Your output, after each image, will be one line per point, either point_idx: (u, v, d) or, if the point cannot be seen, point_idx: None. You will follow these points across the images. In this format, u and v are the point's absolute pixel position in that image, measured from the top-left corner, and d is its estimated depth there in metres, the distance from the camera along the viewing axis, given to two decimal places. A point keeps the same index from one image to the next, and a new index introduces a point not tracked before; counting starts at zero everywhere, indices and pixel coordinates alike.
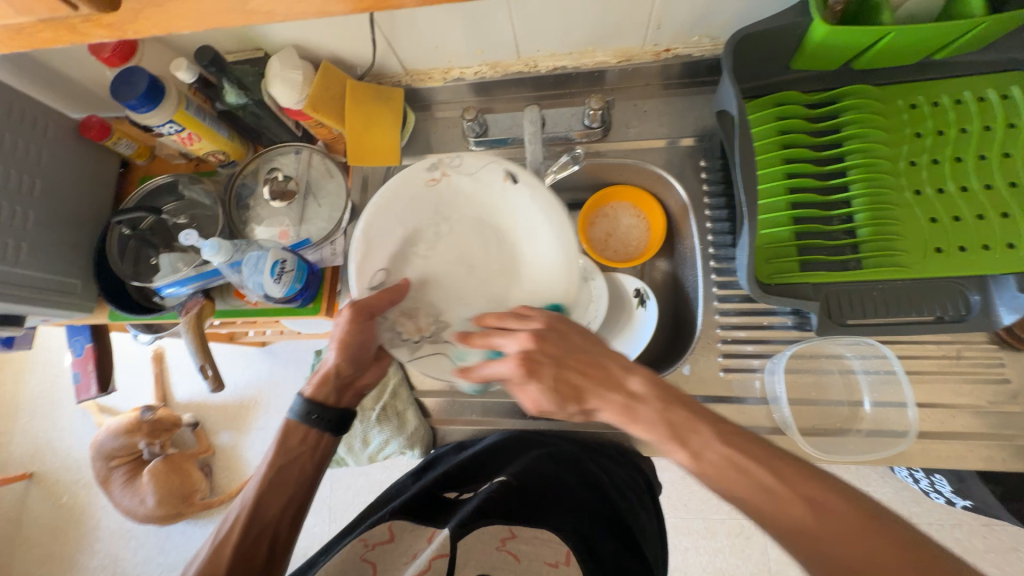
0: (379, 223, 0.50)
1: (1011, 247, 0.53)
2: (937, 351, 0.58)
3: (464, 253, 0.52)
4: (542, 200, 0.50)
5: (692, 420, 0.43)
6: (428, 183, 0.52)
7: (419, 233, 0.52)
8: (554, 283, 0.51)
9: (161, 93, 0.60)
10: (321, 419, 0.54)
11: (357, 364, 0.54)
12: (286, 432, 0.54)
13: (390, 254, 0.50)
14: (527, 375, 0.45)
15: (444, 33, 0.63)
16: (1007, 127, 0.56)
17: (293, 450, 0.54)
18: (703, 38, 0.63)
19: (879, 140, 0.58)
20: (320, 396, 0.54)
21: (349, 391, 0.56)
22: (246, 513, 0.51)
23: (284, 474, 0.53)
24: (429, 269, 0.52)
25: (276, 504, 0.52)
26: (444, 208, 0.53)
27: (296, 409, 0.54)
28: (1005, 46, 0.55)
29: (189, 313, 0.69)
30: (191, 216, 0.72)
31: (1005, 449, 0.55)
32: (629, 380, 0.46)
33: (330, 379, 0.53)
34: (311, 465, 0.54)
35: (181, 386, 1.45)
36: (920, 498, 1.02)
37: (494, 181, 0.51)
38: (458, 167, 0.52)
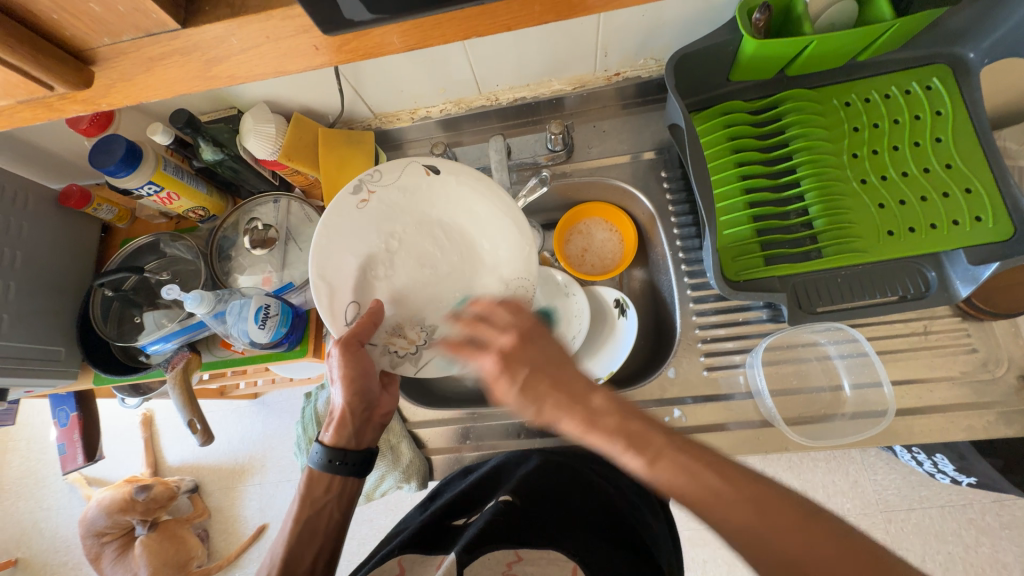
0: (331, 263, 0.52)
1: (956, 224, 0.56)
2: (906, 329, 0.60)
3: (421, 257, 0.56)
4: (466, 178, 0.56)
5: (647, 432, 0.42)
6: (358, 206, 0.54)
7: (373, 258, 0.55)
8: (514, 250, 0.56)
9: (138, 158, 0.63)
10: (344, 462, 0.53)
11: (366, 396, 0.54)
12: (310, 482, 0.54)
13: (354, 287, 0.53)
14: (502, 372, 0.47)
15: (407, 77, 0.66)
16: (934, 115, 0.60)
17: (319, 501, 0.53)
18: (649, 60, 0.68)
19: (821, 137, 0.62)
20: (340, 442, 0.54)
21: (368, 427, 0.56)
22: (277, 572, 0.50)
23: (311, 526, 0.52)
24: (395, 286, 0.55)
25: (307, 556, 0.52)
26: (384, 223, 0.55)
27: (318, 460, 0.53)
28: (922, 44, 0.60)
29: (175, 368, 0.69)
30: (173, 271, 0.73)
31: (986, 417, 0.56)
32: (593, 396, 0.45)
33: (345, 421, 0.53)
34: (339, 511, 0.54)
35: (173, 449, 1.41)
36: (928, 481, 1.02)
37: (416, 180, 0.56)
38: (379, 180, 0.54)
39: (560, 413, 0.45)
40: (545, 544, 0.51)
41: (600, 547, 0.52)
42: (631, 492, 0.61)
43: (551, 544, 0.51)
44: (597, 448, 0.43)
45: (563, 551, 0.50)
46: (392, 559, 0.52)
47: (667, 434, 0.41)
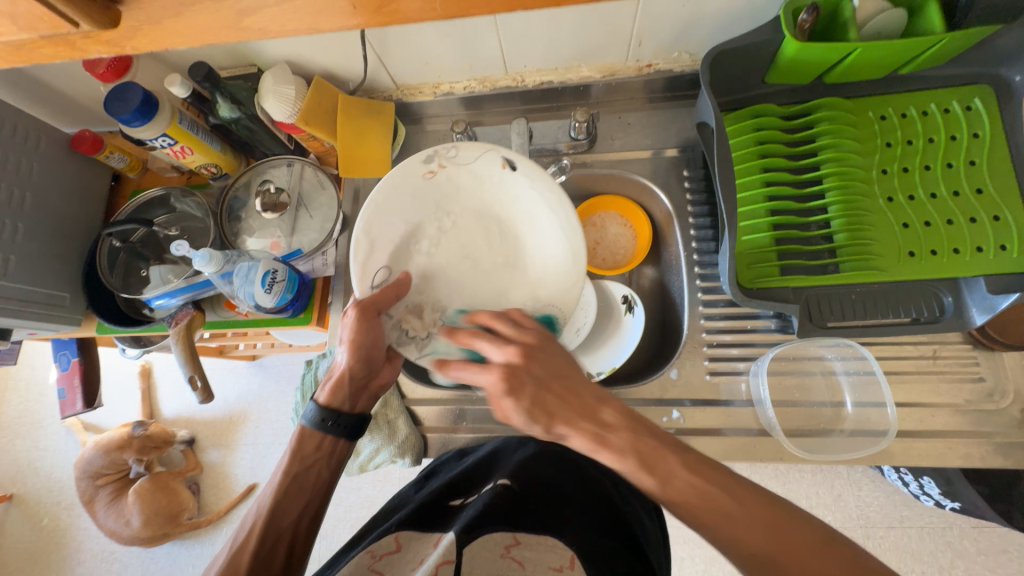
0: (380, 221, 0.52)
1: (980, 251, 0.55)
2: (915, 352, 0.59)
3: (467, 246, 0.57)
4: (540, 185, 0.54)
5: (659, 450, 0.42)
6: (425, 176, 0.55)
7: (421, 229, 0.56)
8: (560, 269, 0.55)
9: (154, 108, 0.61)
10: (336, 424, 0.53)
11: (369, 364, 0.53)
12: (300, 439, 0.53)
13: (391, 253, 0.53)
14: (506, 391, 0.44)
15: (434, 49, 0.65)
16: (971, 136, 0.59)
17: (308, 457, 0.53)
18: (683, 54, 0.66)
19: (852, 149, 0.60)
20: (335, 403, 0.54)
21: (365, 393, 0.56)
22: (262, 522, 0.49)
23: (299, 481, 0.52)
24: (432, 264, 0.56)
25: (293, 510, 0.51)
26: (444, 202, 0.57)
27: (310, 418, 0.53)
28: (968, 61, 0.58)
29: (178, 324, 0.69)
30: (182, 228, 0.72)
31: (984, 446, 0.56)
32: (603, 410, 0.44)
33: (344, 383, 0.53)
34: (328, 471, 0.54)
35: (169, 402, 1.43)
36: (911, 502, 1.03)
37: (490, 170, 0.56)
38: (454, 158, 0.55)
39: (569, 429, 0.44)
40: (542, 531, 0.50)
41: (597, 538, 0.51)
42: (624, 486, 0.62)
43: (549, 531, 0.51)
44: (609, 465, 0.43)
45: (563, 540, 0.50)
46: (389, 536, 0.52)
47: (680, 453, 0.42)
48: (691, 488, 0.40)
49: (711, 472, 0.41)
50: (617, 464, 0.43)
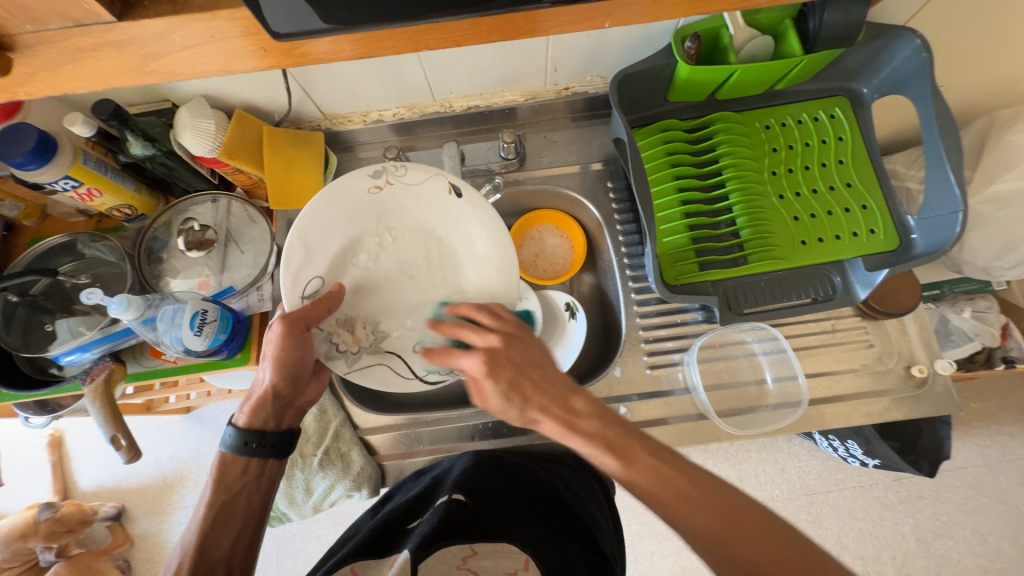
0: (318, 230, 0.53)
1: (855, 236, 0.65)
2: (817, 328, 0.68)
3: (406, 263, 0.58)
4: (481, 212, 0.57)
5: (625, 437, 0.46)
6: (371, 190, 0.56)
7: (361, 242, 0.56)
8: (497, 295, 0.57)
9: (53, 150, 0.57)
10: (261, 445, 0.50)
11: (295, 379, 0.52)
12: (222, 467, 0.50)
13: (327, 263, 0.54)
14: (488, 372, 0.47)
15: (360, 80, 0.66)
16: (837, 139, 0.69)
17: (234, 484, 0.50)
18: (596, 77, 0.72)
19: (746, 156, 0.69)
20: (257, 423, 0.51)
21: (289, 411, 0.53)
22: (188, 560, 0.46)
23: (227, 511, 0.49)
24: (368, 278, 0.56)
25: (224, 542, 0.48)
26: (387, 217, 0.57)
27: (230, 443, 0.50)
28: (826, 78, 0.69)
29: (94, 380, 0.63)
30: (93, 274, 0.67)
31: (881, 403, 0.64)
32: (573, 399, 0.47)
33: (266, 402, 0.51)
34: (258, 495, 0.51)
35: (86, 473, 1.27)
36: (842, 464, 1.14)
37: (434, 191, 0.58)
38: (401, 176, 0.57)
39: (541, 415, 0.47)
40: (498, 538, 0.51)
41: (553, 540, 0.53)
42: (575, 481, 0.64)
43: (503, 537, 0.52)
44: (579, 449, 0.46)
45: (518, 544, 0.51)
46: (345, 565, 0.50)
47: (641, 440, 0.45)
48: (654, 472, 0.44)
49: (672, 458, 0.45)
50: (585, 448, 0.46)
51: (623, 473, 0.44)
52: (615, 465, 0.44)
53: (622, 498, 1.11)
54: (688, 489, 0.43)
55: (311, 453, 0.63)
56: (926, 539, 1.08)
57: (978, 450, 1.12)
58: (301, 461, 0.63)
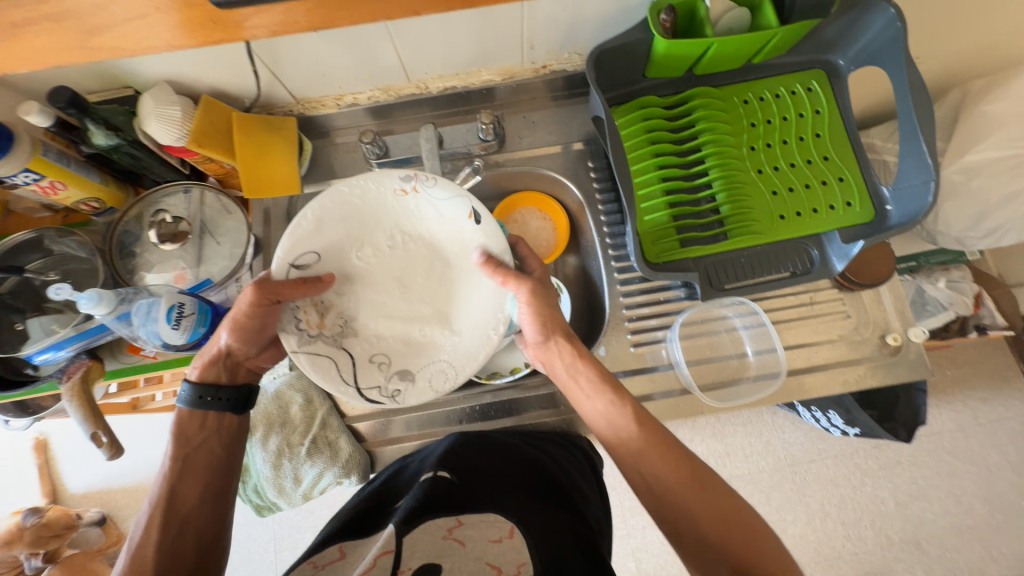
0: (330, 212, 0.54)
1: (832, 209, 0.65)
2: (797, 301, 0.69)
3: (402, 273, 0.58)
4: (495, 246, 0.56)
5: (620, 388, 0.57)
6: (396, 192, 0.56)
7: (369, 238, 0.57)
8: (479, 327, 0.57)
9: (8, 141, 0.55)
10: (216, 399, 0.55)
11: (251, 342, 0.56)
12: (181, 423, 0.54)
13: (327, 245, 0.55)
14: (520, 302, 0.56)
15: (330, 62, 0.64)
16: (815, 113, 0.69)
17: (194, 438, 0.54)
18: (573, 55, 0.71)
19: (725, 131, 0.69)
20: (208, 377, 0.55)
21: (241, 369, 0.58)
22: (159, 510, 0.50)
23: (191, 462, 0.53)
24: (364, 274, 0.57)
25: (192, 491, 0.53)
26: (403, 221, 0.58)
27: (185, 396, 0.54)
28: (803, 50, 0.68)
29: (70, 378, 0.62)
30: (63, 271, 0.65)
31: (858, 371, 0.66)
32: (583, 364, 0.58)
33: (220, 358, 0.55)
34: (220, 446, 0.56)
35: (74, 475, 1.26)
36: (824, 435, 1.17)
37: (456, 215, 0.57)
38: (429, 186, 0.56)
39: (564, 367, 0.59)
40: (485, 510, 0.51)
41: (537, 511, 0.53)
42: (561, 455, 0.64)
43: (489, 509, 0.51)
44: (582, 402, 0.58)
45: (503, 514, 0.51)
46: (332, 546, 0.49)
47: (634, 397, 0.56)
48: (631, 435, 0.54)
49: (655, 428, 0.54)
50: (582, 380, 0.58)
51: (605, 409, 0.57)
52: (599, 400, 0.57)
53: (613, 475, 1.14)
54: (665, 441, 0.54)
55: (299, 442, 0.63)
56: (903, 501, 1.13)
57: (953, 416, 1.16)
58: (288, 450, 0.62)
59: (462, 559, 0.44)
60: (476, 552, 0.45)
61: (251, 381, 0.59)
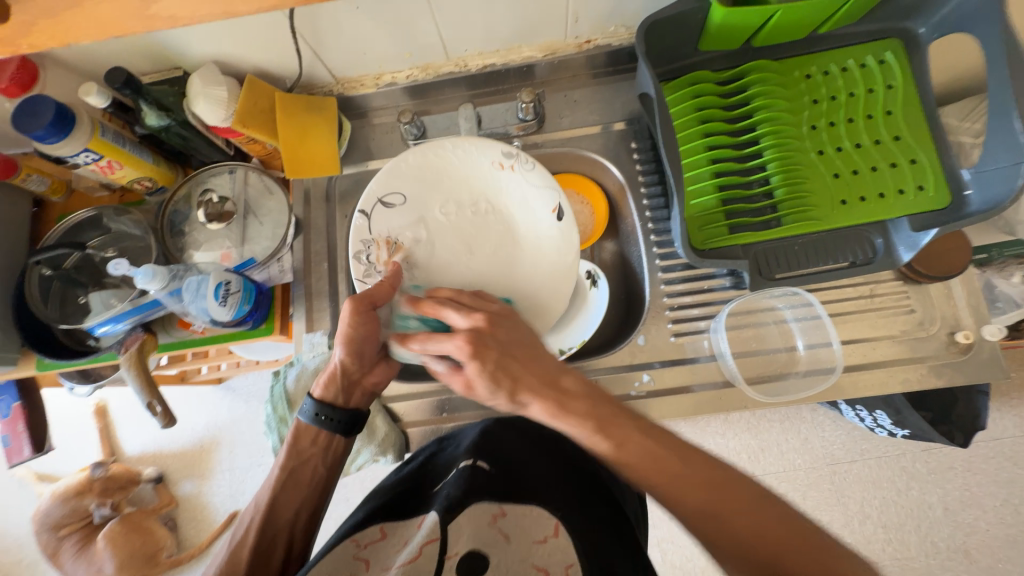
0: (425, 159, 0.57)
1: (901, 193, 0.60)
2: (854, 293, 0.64)
3: (470, 238, 0.57)
4: (569, 238, 0.56)
5: (615, 416, 0.45)
6: (495, 163, 0.57)
7: (457, 199, 0.57)
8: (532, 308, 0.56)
9: (71, 122, 0.57)
10: (331, 419, 0.55)
11: (362, 360, 0.54)
12: (298, 434, 0.55)
13: (417, 194, 0.57)
14: (471, 353, 0.45)
15: (372, 38, 0.63)
16: (886, 88, 0.63)
17: (305, 451, 0.55)
18: (620, 27, 0.67)
19: (783, 109, 0.64)
20: (328, 397, 0.55)
21: (357, 389, 0.57)
22: (261, 516, 0.53)
23: (297, 475, 0.55)
24: (438, 227, 0.56)
25: (291, 506, 0.54)
26: (491, 193, 0.58)
27: (306, 411, 0.55)
28: (877, 18, 0.62)
29: (129, 349, 0.66)
30: (120, 248, 0.68)
31: (921, 369, 0.61)
32: (563, 379, 0.47)
33: (337, 378, 0.55)
34: (323, 466, 0.56)
35: (130, 439, 1.35)
36: (868, 435, 1.11)
37: (541, 207, 0.57)
38: (527, 169, 0.57)
39: (530, 398, 0.46)
40: (528, 503, 0.50)
41: (582, 505, 0.53)
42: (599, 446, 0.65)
43: (535, 500, 0.51)
44: (568, 430, 0.46)
45: (548, 509, 0.50)
46: (374, 525, 0.50)
47: (637, 422, 0.45)
48: (644, 451, 0.44)
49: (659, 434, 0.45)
50: (574, 429, 0.45)
51: (615, 453, 0.44)
52: (605, 446, 0.45)
53: None
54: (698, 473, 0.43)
55: None
56: (953, 509, 1.06)
57: (1016, 421, 1.08)
58: None
59: (507, 556, 0.44)
60: (520, 554, 0.45)
61: (363, 402, 0.57)
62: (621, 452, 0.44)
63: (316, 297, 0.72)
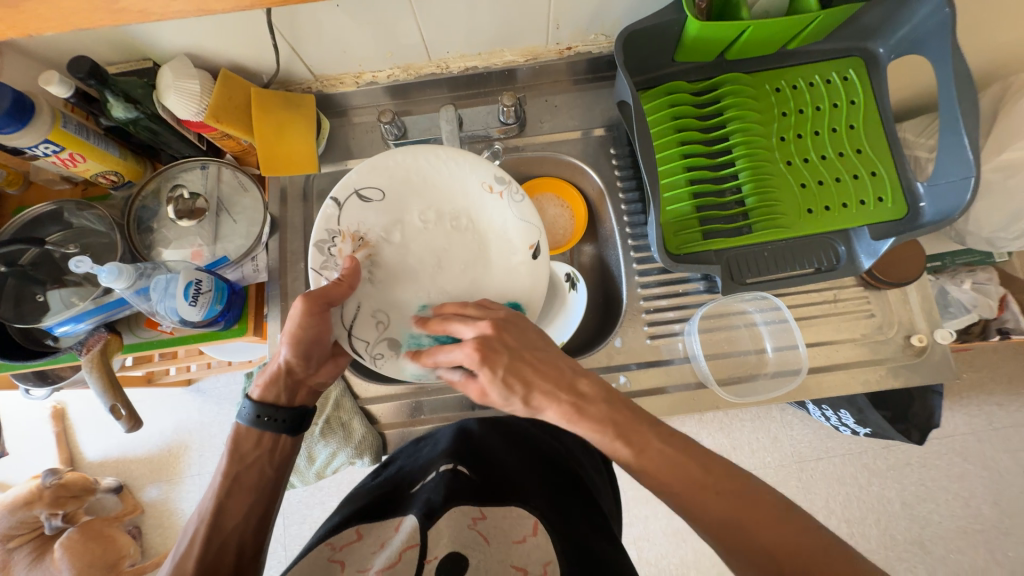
0: (412, 164, 0.57)
1: (862, 204, 0.63)
2: (819, 297, 0.67)
3: (442, 252, 0.57)
4: (540, 274, 0.58)
5: (634, 422, 0.46)
6: (483, 185, 0.58)
7: (438, 210, 0.57)
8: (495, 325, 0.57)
9: (29, 111, 0.55)
10: (273, 420, 0.53)
11: (309, 360, 0.53)
12: (237, 439, 0.52)
13: (397, 197, 0.56)
14: (480, 360, 0.46)
15: (352, 37, 0.62)
16: (850, 103, 0.66)
17: (247, 456, 0.52)
18: (600, 36, 0.69)
19: (754, 120, 0.66)
20: (269, 397, 0.53)
21: (301, 389, 0.55)
22: (204, 526, 0.49)
23: (241, 481, 0.51)
24: (414, 234, 0.56)
25: (238, 512, 0.51)
26: (472, 211, 0.58)
27: (246, 414, 0.53)
28: (842, 36, 0.65)
29: (91, 350, 0.63)
30: (82, 244, 0.65)
31: (880, 371, 0.65)
32: (580, 383, 0.47)
33: (280, 377, 0.52)
34: (271, 469, 0.53)
35: (91, 444, 1.29)
36: (833, 433, 1.16)
37: (519, 239, 0.58)
38: (514, 199, 0.58)
39: (546, 402, 0.46)
40: (506, 504, 0.50)
41: (564, 508, 0.53)
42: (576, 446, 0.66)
43: (514, 502, 0.51)
44: (585, 435, 0.46)
45: (527, 508, 0.50)
46: (351, 527, 0.50)
47: (657, 430, 0.45)
48: (665, 458, 0.44)
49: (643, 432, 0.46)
50: (592, 433, 0.46)
51: (636, 460, 0.44)
52: (626, 452, 0.45)
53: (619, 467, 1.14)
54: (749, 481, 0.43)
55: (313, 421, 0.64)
56: (910, 503, 1.12)
57: (966, 419, 1.15)
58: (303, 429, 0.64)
59: (487, 556, 0.44)
60: (500, 554, 0.44)
61: (309, 402, 0.56)
62: (641, 458, 0.44)
63: (291, 297, 0.71)
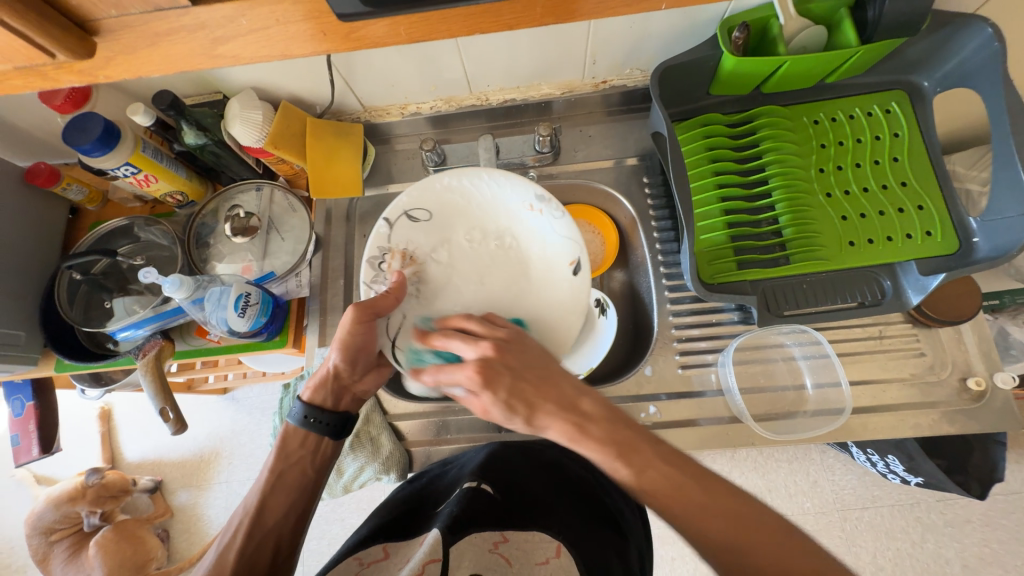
0: (456, 187, 0.59)
1: (909, 238, 0.61)
2: (863, 333, 0.65)
3: (484, 271, 0.58)
4: (578, 294, 0.57)
5: (634, 441, 0.45)
6: (525, 206, 0.58)
7: (481, 231, 0.59)
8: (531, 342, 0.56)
9: (116, 137, 0.61)
10: (319, 422, 0.54)
11: (355, 365, 0.55)
12: (286, 437, 0.54)
13: (444, 217, 0.59)
14: (482, 383, 0.45)
15: (401, 72, 0.67)
16: (893, 136, 0.65)
17: (291, 455, 0.54)
18: (635, 70, 0.71)
19: (791, 152, 0.66)
20: (317, 400, 0.55)
21: (346, 395, 0.57)
22: (247, 520, 0.50)
23: (284, 477, 0.53)
24: (458, 252, 0.58)
25: (279, 509, 0.52)
26: (515, 232, 0.59)
27: (296, 413, 0.55)
28: (884, 70, 0.65)
29: (146, 355, 0.67)
30: (147, 256, 0.71)
31: (932, 415, 0.61)
32: (581, 402, 0.46)
33: (328, 382, 0.55)
34: (313, 469, 0.54)
35: (131, 445, 1.36)
36: (880, 481, 1.08)
37: (560, 257, 0.58)
38: (554, 218, 0.57)
39: (548, 423, 0.46)
40: (530, 527, 0.50)
41: (588, 533, 0.52)
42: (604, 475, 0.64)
43: (537, 525, 0.50)
44: (586, 455, 0.46)
45: (549, 533, 0.50)
46: (378, 544, 0.50)
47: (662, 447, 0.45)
48: (666, 479, 0.43)
49: (682, 462, 0.44)
50: (595, 454, 0.45)
51: (635, 480, 0.44)
52: (626, 472, 0.44)
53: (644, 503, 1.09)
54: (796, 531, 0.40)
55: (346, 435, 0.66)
56: (972, 566, 1.02)
57: None
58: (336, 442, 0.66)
59: None
60: None
61: (353, 408, 0.58)
62: (637, 479, 0.43)
63: (330, 312, 0.74)
